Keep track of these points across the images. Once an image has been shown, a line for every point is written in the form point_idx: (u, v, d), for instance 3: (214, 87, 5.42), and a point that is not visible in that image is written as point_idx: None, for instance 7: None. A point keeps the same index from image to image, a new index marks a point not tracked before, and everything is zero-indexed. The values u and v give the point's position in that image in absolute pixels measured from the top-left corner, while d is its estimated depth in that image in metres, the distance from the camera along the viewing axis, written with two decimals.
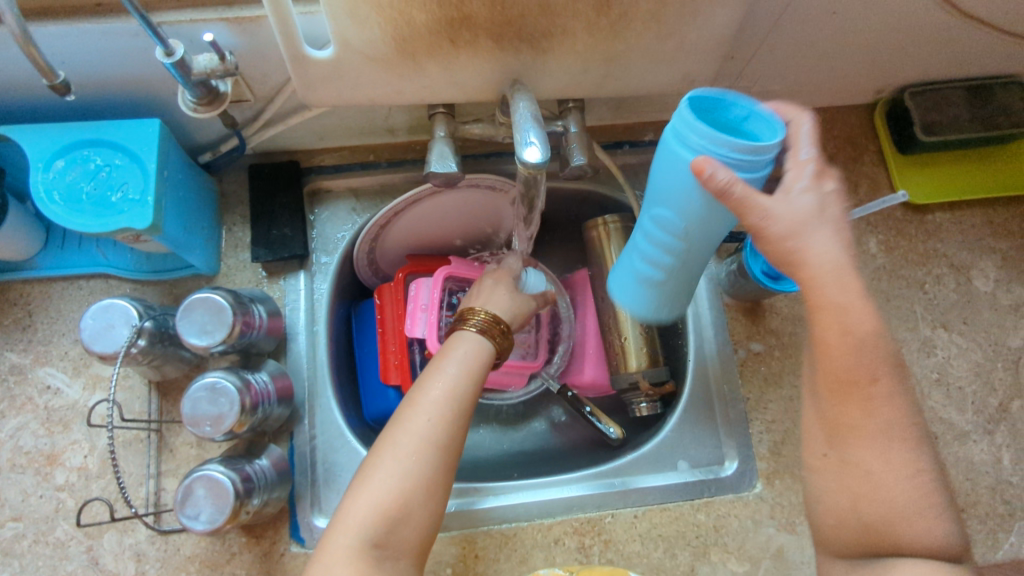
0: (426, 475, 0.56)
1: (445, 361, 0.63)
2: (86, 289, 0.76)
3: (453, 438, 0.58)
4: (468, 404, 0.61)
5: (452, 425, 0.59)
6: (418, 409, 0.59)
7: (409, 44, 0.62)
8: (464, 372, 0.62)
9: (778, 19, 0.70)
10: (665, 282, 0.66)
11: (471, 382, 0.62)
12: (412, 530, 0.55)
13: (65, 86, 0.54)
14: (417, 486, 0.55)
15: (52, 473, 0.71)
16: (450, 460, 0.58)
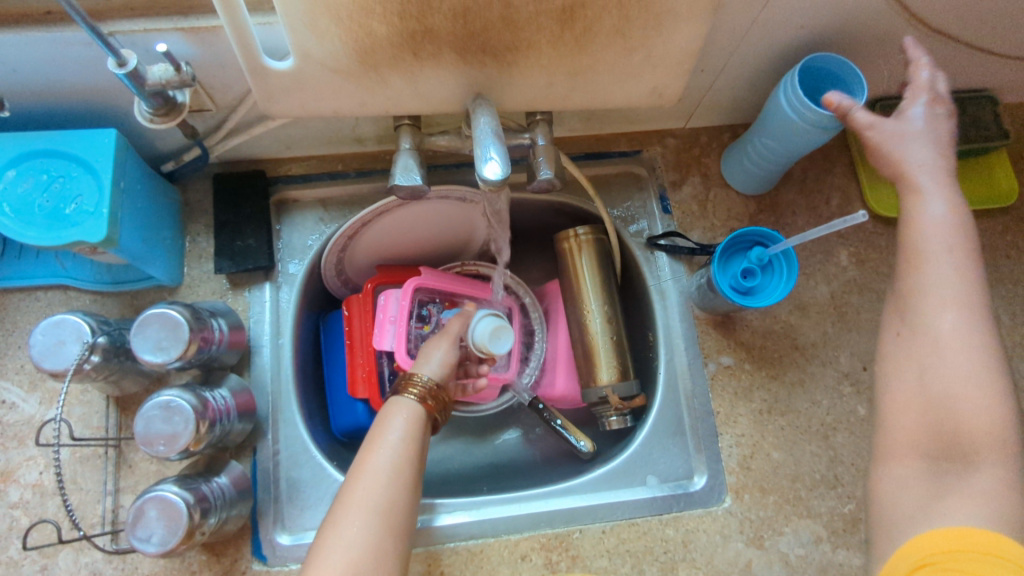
0: (374, 547, 0.53)
1: (381, 433, 0.62)
2: (44, 300, 0.75)
3: (398, 507, 0.56)
4: (411, 471, 0.59)
5: (396, 492, 0.57)
6: (358, 482, 0.57)
7: (371, 56, 0.61)
8: (405, 440, 0.61)
9: (747, 33, 0.70)
10: (756, 166, 0.81)
11: (411, 450, 0.61)
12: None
13: None
14: (366, 559, 0.53)
15: (6, 490, 0.69)
16: (399, 529, 0.56)
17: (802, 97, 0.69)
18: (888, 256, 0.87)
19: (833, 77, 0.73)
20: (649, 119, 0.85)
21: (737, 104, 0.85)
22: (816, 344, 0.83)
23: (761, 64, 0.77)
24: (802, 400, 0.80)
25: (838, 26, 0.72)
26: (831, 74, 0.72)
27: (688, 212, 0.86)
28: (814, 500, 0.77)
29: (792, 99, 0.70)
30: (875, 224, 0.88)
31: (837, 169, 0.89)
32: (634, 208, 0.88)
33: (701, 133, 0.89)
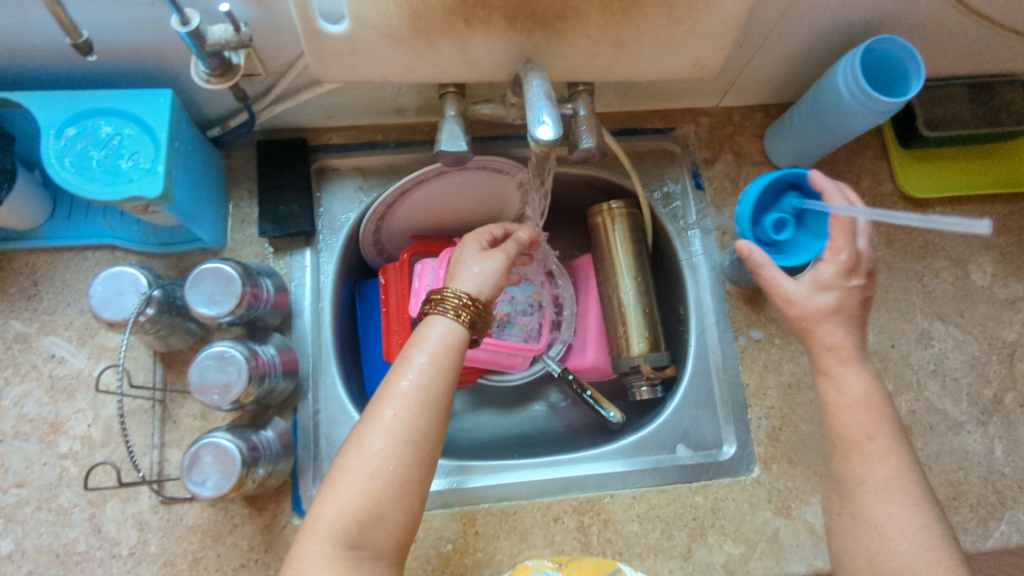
0: (396, 474, 0.55)
1: (411, 353, 0.61)
2: (92, 260, 0.77)
3: (424, 434, 0.57)
4: (439, 397, 0.59)
5: (423, 419, 0.57)
6: (386, 405, 0.57)
7: (423, 21, 0.62)
8: (436, 364, 0.60)
9: (788, 9, 0.71)
10: (814, 144, 0.82)
11: (442, 374, 0.60)
12: (387, 528, 0.54)
13: (87, 45, 0.56)
14: (387, 485, 0.54)
15: (56, 441, 0.71)
16: (423, 456, 0.56)
17: (864, 90, 0.69)
18: (917, 236, 0.88)
19: (891, 59, 0.74)
20: (684, 96, 0.87)
21: (772, 82, 0.86)
22: None
23: (799, 42, 0.78)
24: None
25: (877, 4, 0.73)
26: (888, 55, 0.73)
27: (721, 190, 0.87)
28: None
29: (855, 90, 0.70)
30: (905, 205, 0.89)
31: (868, 150, 0.91)
32: (668, 184, 0.89)
33: (734, 112, 0.91)
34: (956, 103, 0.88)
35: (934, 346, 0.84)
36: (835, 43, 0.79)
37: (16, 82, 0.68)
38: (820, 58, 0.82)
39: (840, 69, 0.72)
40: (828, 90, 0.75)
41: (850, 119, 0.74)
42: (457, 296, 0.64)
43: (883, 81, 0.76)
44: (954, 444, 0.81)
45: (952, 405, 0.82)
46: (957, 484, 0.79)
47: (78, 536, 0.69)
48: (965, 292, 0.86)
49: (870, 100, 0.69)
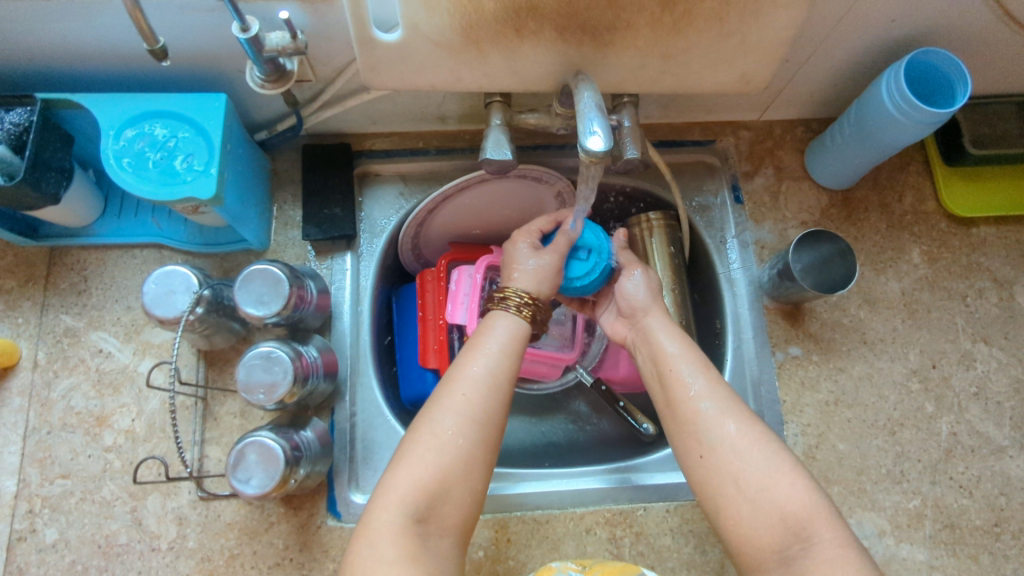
0: (466, 451, 0.57)
1: (481, 344, 0.64)
2: (140, 258, 0.79)
3: (491, 417, 0.59)
4: (506, 385, 0.62)
5: (489, 401, 0.60)
6: (456, 387, 0.60)
7: (475, 31, 0.63)
8: (504, 353, 0.64)
9: (836, 24, 0.71)
10: (858, 159, 0.81)
11: (508, 363, 0.63)
12: (455, 505, 0.56)
13: (164, 52, 0.56)
14: (456, 462, 0.56)
15: (101, 434, 0.73)
16: (489, 437, 0.59)
17: (909, 101, 0.69)
18: (960, 256, 0.86)
19: (935, 70, 0.73)
20: (725, 109, 0.86)
21: (815, 97, 0.85)
22: (885, 339, 0.83)
23: (845, 58, 0.78)
24: (868, 394, 0.81)
25: (927, 21, 0.72)
26: (932, 67, 0.73)
27: (760, 203, 0.87)
28: (879, 494, 0.77)
29: (899, 101, 0.70)
30: (948, 224, 0.88)
31: (912, 167, 0.89)
32: (706, 197, 0.89)
33: (775, 126, 0.90)
34: (1003, 121, 0.87)
35: (977, 368, 0.82)
36: (881, 60, 0.79)
37: (77, 85, 0.70)
38: (865, 73, 0.81)
39: (883, 81, 0.72)
40: (871, 107, 0.74)
41: (892, 132, 0.73)
42: (518, 294, 0.69)
43: (927, 92, 0.76)
44: (997, 468, 0.79)
45: (995, 429, 0.80)
46: (998, 509, 0.77)
47: (119, 528, 0.71)
48: (1010, 313, 0.85)
49: (916, 110, 0.69)
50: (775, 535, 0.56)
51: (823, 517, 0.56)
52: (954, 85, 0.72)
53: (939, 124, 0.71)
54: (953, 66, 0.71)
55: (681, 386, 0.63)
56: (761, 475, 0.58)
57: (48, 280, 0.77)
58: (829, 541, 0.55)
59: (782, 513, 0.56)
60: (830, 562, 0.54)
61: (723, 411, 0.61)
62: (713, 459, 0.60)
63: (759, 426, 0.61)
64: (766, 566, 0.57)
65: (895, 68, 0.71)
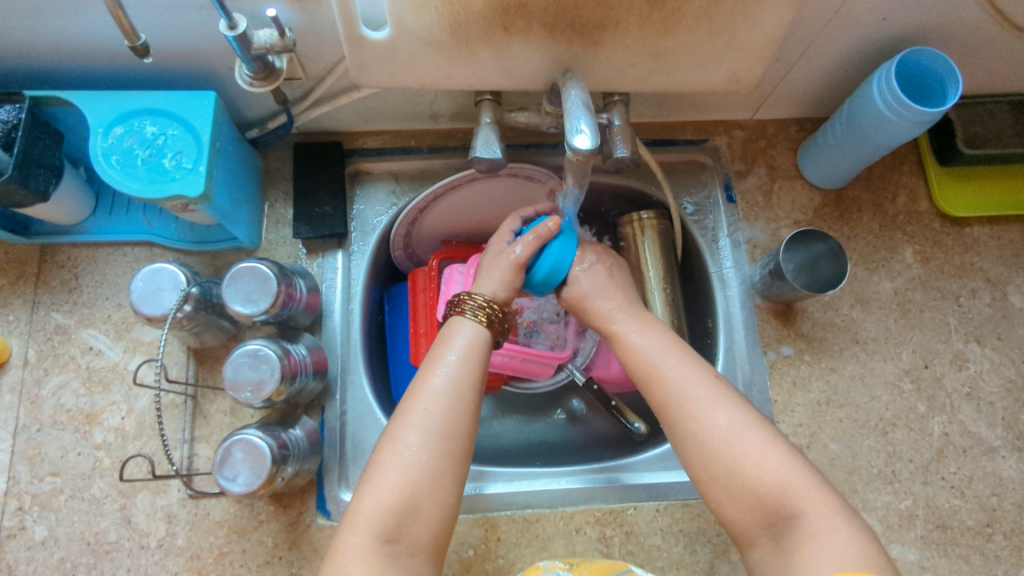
0: (430, 467, 0.56)
1: (442, 354, 0.63)
2: (131, 256, 0.79)
3: (454, 428, 0.59)
4: (472, 393, 0.61)
5: (453, 412, 0.59)
6: (417, 402, 0.60)
7: (463, 30, 0.62)
8: (464, 362, 0.63)
9: (827, 23, 0.71)
10: (849, 160, 0.81)
11: (471, 370, 0.62)
12: (424, 520, 0.55)
13: (145, 48, 0.56)
14: (422, 478, 0.56)
15: (90, 431, 0.73)
16: (455, 449, 0.58)
17: (900, 99, 0.69)
18: (953, 255, 0.86)
19: (926, 69, 0.73)
20: (718, 108, 0.86)
21: (808, 96, 0.85)
22: (877, 339, 0.83)
23: (837, 56, 0.77)
24: (860, 394, 0.81)
25: (919, 20, 0.72)
26: (924, 65, 0.73)
27: (752, 203, 0.87)
28: (870, 494, 0.77)
29: (891, 100, 0.70)
30: (941, 223, 0.87)
31: (905, 167, 0.89)
32: (699, 196, 0.88)
33: (768, 125, 0.90)
34: (996, 121, 0.87)
35: (969, 368, 0.82)
36: (872, 59, 0.79)
37: (66, 83, 0.70)
38: (858, 72, 0.81)
39: (875, 79, 0.72)
40: (864, 105, 0.74)
41: (884, 131, 0.73)
42: (479, 299, 0.67)
43: (919, 90, 0.75)
44: (988, 469, 0.79)
45: (987, 429, 0.80)
46: (990, 510, 0.77)
47: (108, 526, 0.71)
48: (1003, 313, 0.84)
49: (907, 108, 0.69)
50: (756, 515, 0.56)
51: (803, 493, 0.54)
52: (945, 84, 0.72)
53: (933, 121, 0.70)
54: (945, 64, 0.71)
55: (656, 370, 0.63)
56: (732, 456, 0.57)
57: (39, 278, 0.77)
58: (814, 514, 0.53)
59: (758, 494, 0.55)
60: (817, 537, 0.52)
61: (695, 396, 0.60)
62: (686, 444, 0.60)
63: (729, 406, 0.59)
64: (757, 542, 0.56)
65: (887, 66, 0.70)
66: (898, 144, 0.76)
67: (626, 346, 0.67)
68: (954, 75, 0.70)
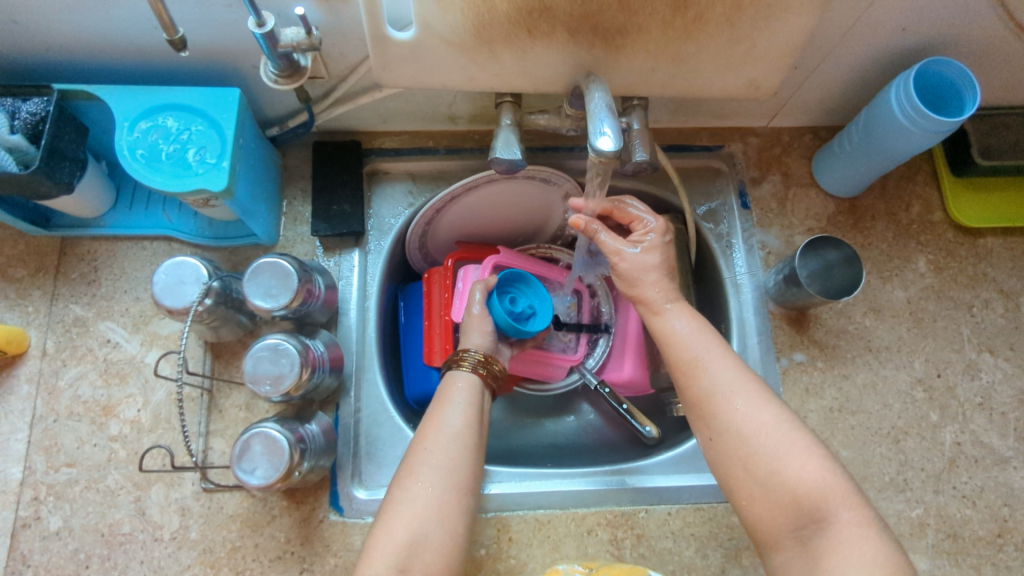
0: (438, 500, 0.58)
1: (448, 395, 0.66)
2: (150, 250, 0.79)
3: (461, 462, 0.61)
4: (475, 429, 0.64)
5: (456, 450, 0.61)
6: (422, 443, 0.62)
7: (488, 31, 0.63)
8: (468, 406, 0.65)
9: (846, 32, 0.71)
10: (864, 168, 0.81)
11: (475, 410, 0.65)
12: (436, 550, 0.56)
13: (182, 42, 0.56)
14: (432, 512, 0.57)
15: (107, 423, 0.73)
16: (462, 482, 0.60)
17: (917, 109, 0.69)
18: (966, 266, 0.86)
19: (943, 79, 0.73)
20: (734, 115, 0.87)
21: (825, 104, 0.86)
22: (890, 348, 0.83)
23: (855, 65, 0.78)
24: (873, 402, 0.81)
25: (937, 30, 0.73)
26: (942, 76, 0.73)
27: (767, 209, 0.87)
28: (882, 502, 0.77)
29: (908, 110, 0.70)
30: (955, 234, 0.88)
31: (919, 177, 0.90)
32: (713, 202, 0.89)
33: (783, 133, 0.91)
34: (1011, 132, 0.87)
35: (982, 378, 0.82)
36: (889, 69, 0.79)
37: (92, 77, 0.71)
38: (874, 82, 0.82)
39: (892, 89, 0.72)
40: (881, 114, 0.74)
41: (900, 140, 0.74)
42: (472, 355, 0.69)
43: (937, 100, 0.76)
44: (1000, 479, 0.79)
45: (999, 440, 0.80)
46: (1002, 520, 0.77)
47: (123, 518, 0.71)
48: (1016, 324, 0.85)
49: (924, 118, 0.69)
50: (787, 516, 0.57)
51: (841, 497, 0.56)
52: (963, 94, 0.72)
53: (949, 132, 0.71)
54: (963, 75, 0.71)
55: (699, 367, 0.63)
56: (772, 456, 0.58)
57: (59, 271, 0.78)
58: (846, 519, 0.55)
59: (795, 495, 0.56)
60: (845, 543, 0.54)
61: (740, 392, 0.61)
62: (725, 440, 0.60)
63: (773, 406, 0.60)
64: (783, 543, 0.57)
65: (905, 76, 0.71)
66: (914, 153, 0.76)
67: (667, 334, 0.66)
68: (972, 86, 0.70)
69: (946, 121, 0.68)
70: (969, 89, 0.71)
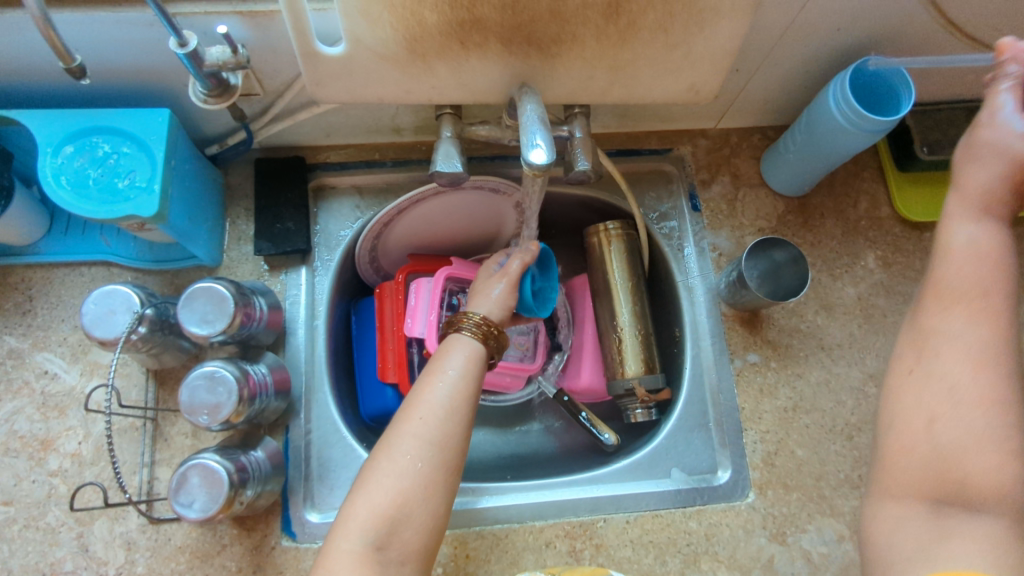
0: (424, 475, 0.57)
1: (440, 367, 0.64)
2: (88, 276, 0.77)
3: (449, 439, 0.60)
4: (467, 406, 0.62)
5: (449, 424, 0.60)
6: (415, 411, 0.61)
7: (419, 44, 0.62)
8: (463, 378, 0.63)
9: (784, 33, 0.71)
10: (808, 169, 0.82)
11: (468, 385, 0.63)
12: (416, 529, 0.56)
13: (81, 69, 0.54)
14: (416, 487, 0.57)
15: (45, 458, 0.71)
16: (449, 459, 0.59)
17: (854, 109, 0.70)
18: (915, 260, 0.87)
19: (880, 79, 0.74)
20: (681, 117, 0.87)
21: (770, 104, 0.86)
22: (842, 345, 0.83)
23: (796, 65, 0.78)
24: (826, 400, 0.81)
25: (873, 29, 0.73)
26: (879, 75, 0.74)
27: (717, 211, 0.87)
28: (838, 499, 0.77)
29: (845, 110, 0.71)
30: (902, 228, 0.89)
31: (865, 173, 0.90)
32: (664, 206, 0.89)
33: (732, 134, 0.91)
34: (953, 125, 0.89)
35: None
36: (830, 68, 0.80)
37: (16, 101, 0.68)
38: (817, 81, 0.82)
39: (830, 90, 0.73)
40: (820, 114, 0.75)
41: (838, 140, 0.75)
42: (473, 318, 0.69)
43: (874, 100, 0.77)
44: None
45: None
46: None
47: (64, 556, 0.69)
48: None
49: (860, 118, 0.70)
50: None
51: None
52: (898, 93, 0.73)
53: (886, 130, 0.72)
54: (897, 74, 0.72)
55: None
56: None
57: None
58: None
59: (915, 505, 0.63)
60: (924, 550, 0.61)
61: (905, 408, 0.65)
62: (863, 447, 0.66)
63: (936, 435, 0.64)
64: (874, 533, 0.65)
65: (842, 76, 0.72)
66: (854, 153, 0.77)
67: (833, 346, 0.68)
68: (906, 85, 0.71)
69: (880, 121, 0.69)
70: (903, 88, 0.72)
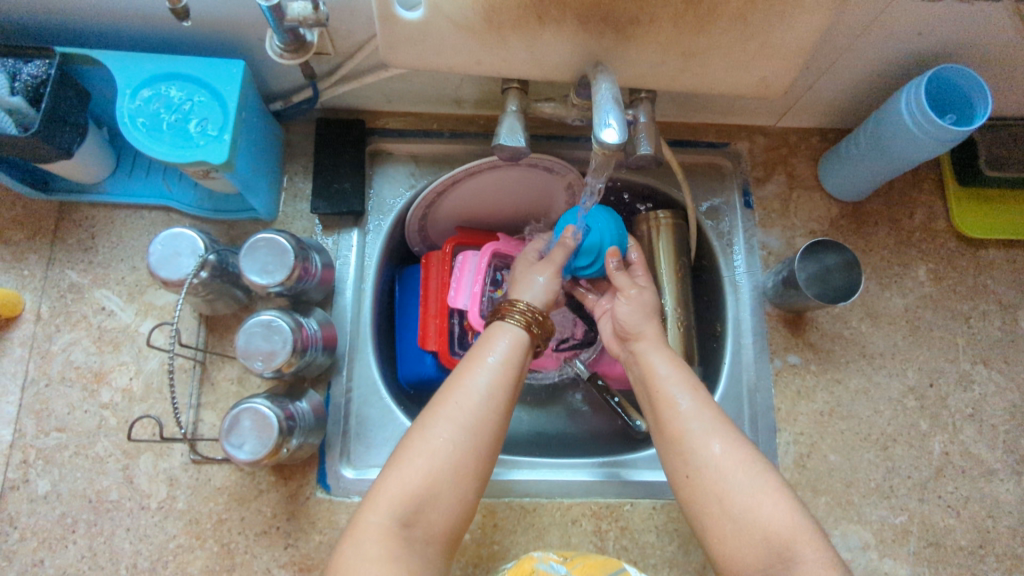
0: (456, 459, 0.58)
1: (483, 354, 0.65)
2: (148, 219, 0.79)
3: (486, 426, 0.60)
4: (507, 396, 0.63)
5: (485, 412, 0.61)
6: (452, 395, 0.61)
7: (497, 15, 0.62)
8: (505, 366, 0.64)
9: (861, 33, 0.70)
10: (867, 174, 0.81)
11: (509, 374, 0.64)
12: (441, 511, 0.57)
13: (185, 10, 0.58)
14: (448, 469, 0.57)
15: (98, 390, 0.74)
16: (483, 446, 0.59)
17: (927, 117, 0.69)
18: (966, 276, 0.86)
19: (957, 88, 0.72)
20: (742, 112, 0.86)
21: (835, 106, 0.85)
22: (884, 354, 0.83)
23: (868, 68, 0.77)
24: (863, 408, 0.81)
25: (953, 37, 0.72)
26: (956, 84, 0.72)
27: (770, 210, 0.87)
28: (866, 508, 0.77)
29: (919, 117, 0.69)
30: (957, 244, 0.87)
31: (924, 184, 0.89)
32: (717, 199, 0.88)
33: (791, 133, 0.90)
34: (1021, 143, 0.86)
35: (974, 390, 0.82)
36: (902, 74, 0.78)
37: (96, 42, 0.70)
38: (886, 86, 0.81)
39: (903, 95, 0.72)
40: (890, 119, 0.73)
41: (906, 148, 0.73)
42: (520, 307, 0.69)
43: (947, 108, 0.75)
44: (985, 491, 0.79)
45: (987, 451, 0.80)
46: (984, 531, 0.78)
47: (111, 485, 0.71)
48: (1012, 337, 0.84)
49: (933, 126, 0.69)
50: (758, 555, 0.56)
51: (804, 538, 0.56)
52: (975, 105, 0.72)
53: (958, 142, 0.70)
54: (976, 84, 0.70)
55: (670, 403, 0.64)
56: (744, 494, 0.58)
57: (56, 235, 0.78)
58: (813, 560, 0.54)
59: (766, 532, 0.56)
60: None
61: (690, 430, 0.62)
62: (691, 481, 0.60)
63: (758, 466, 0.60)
64: None
65: (918, 82, 0.70)
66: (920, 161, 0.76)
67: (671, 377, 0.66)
68: (985, 97, 0.70)
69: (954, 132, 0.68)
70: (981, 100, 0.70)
